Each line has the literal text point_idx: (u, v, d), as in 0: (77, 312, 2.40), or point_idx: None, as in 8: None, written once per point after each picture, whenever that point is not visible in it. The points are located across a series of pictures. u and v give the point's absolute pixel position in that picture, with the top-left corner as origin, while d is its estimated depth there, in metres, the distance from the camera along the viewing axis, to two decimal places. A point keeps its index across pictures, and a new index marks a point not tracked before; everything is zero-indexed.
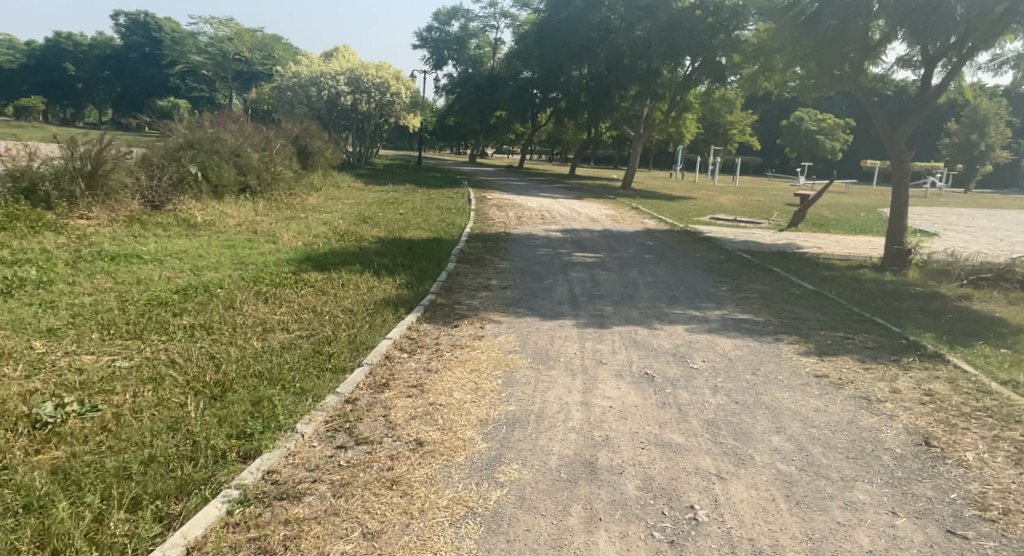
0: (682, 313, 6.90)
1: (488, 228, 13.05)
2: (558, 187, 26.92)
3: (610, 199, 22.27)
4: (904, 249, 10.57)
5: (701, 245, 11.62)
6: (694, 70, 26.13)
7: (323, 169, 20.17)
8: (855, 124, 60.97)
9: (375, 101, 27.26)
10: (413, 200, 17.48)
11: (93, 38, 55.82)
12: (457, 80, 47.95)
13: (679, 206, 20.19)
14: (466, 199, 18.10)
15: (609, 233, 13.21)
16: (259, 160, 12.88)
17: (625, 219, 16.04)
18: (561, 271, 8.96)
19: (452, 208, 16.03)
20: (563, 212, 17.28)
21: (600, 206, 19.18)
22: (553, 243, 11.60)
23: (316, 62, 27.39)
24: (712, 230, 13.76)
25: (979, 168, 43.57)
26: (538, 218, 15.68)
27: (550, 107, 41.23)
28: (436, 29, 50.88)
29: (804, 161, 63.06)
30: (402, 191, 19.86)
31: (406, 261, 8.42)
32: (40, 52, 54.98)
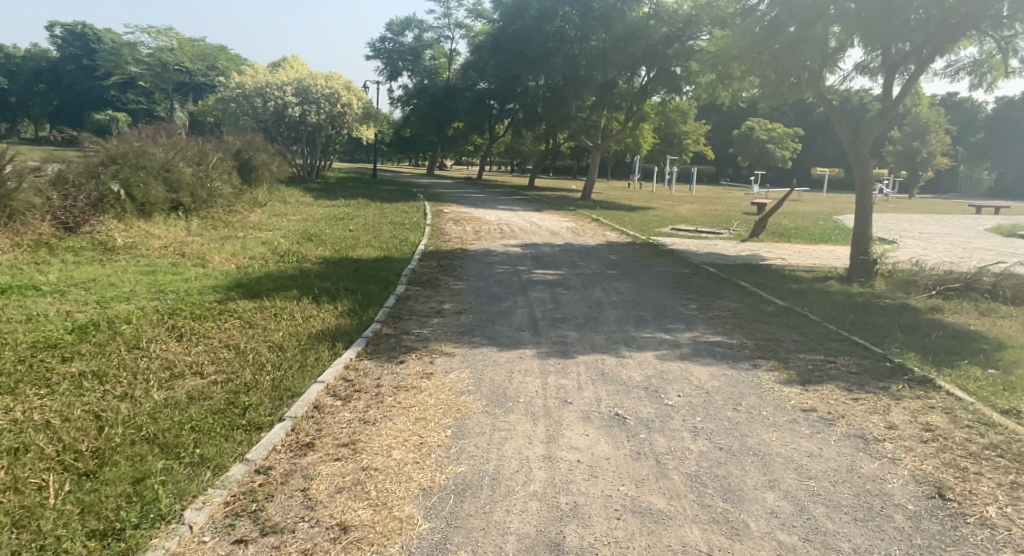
0: (652, 337, 6.36)
1: (443, 244, 12.40)
2: (516, 198, 26.45)
3: (570, 210, 21.84)
4: (871, 259, 10.00)
5: (666, 259, 11.18)
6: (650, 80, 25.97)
7: (267, 182, 19.39)
8: (803, 133, 62.34)
9: (325, 113, 26.43)
10: (364, 216, 16.80)
11: (28, 50, 53.60)
12: (412, 91, 47.32)
13: (639, 217, 19.83)
14: (420, 214, 17.49)
15: (571, 248, 12.68)
16: (191, 175, 12.53)
17: (585, 232, 15.56)
18: (520, 292, 8.36)
19: (406, 223, 15.33)
20: (522, 225, 16.74)
21: (560, 219, 18.71)
22: (511, 260, 11.01)
23: (261, 72, 26.50)
24: (675, 242, 13.34)
25: (921, 174, 44.65)
26: (496, 232, 15.09)
27: (506, 118, 40.90)
28: (389, 40, 50.23)
29: (756, 170, 64.14)
30: (353, 206, 19.21)
31: (350, 286, 7.75)
32: None
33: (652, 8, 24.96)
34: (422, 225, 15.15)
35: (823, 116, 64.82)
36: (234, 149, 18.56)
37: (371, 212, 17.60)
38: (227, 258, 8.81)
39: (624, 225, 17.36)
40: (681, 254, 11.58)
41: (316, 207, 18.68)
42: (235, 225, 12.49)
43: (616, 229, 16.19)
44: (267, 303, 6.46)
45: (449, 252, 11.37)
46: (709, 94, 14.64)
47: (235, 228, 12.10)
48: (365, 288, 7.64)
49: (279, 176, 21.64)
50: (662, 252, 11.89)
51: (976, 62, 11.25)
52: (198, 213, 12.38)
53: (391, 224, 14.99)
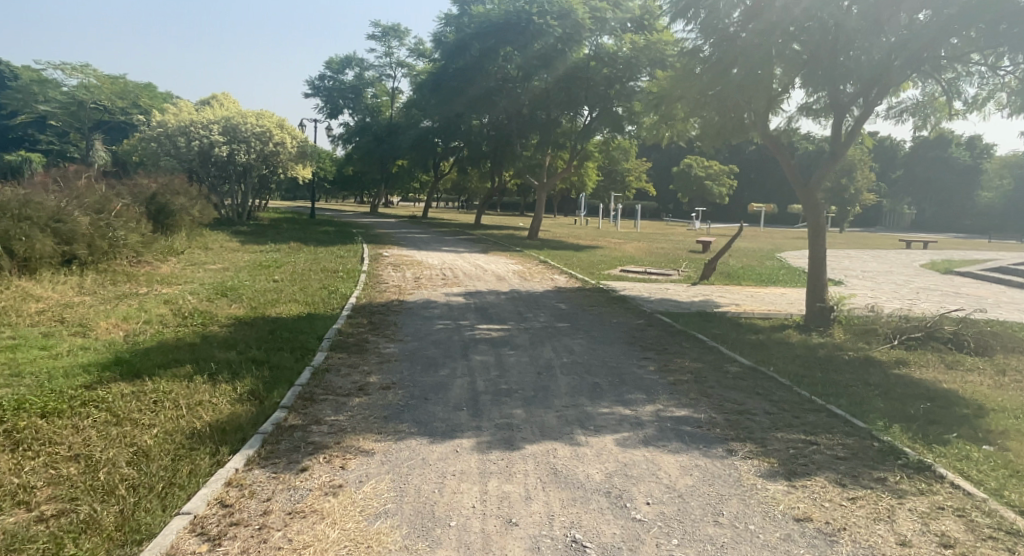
0: (610, 412, 5.48)
1: (376, 293, 11.38)
2: (460, 238, 25.63)
3: (514, 251, 21.09)
4: (828, 305, 8.95)
5: (618, 307, 10.42)
6: (591, 119, 25.70)
7: (185, 227, 18.27)
8: (739, 170, 63.96)
9: (256, 151, 25.27)
10: (294, 262, 15.81)
11: None
12: (352, 129, 46.37)
13: (586, 258, 19.16)
14: (356, 258, 16.54)
15: (516, 295, 11.82)
16: (90, 225, 12.01)
17: (531, 276, 14.74)
18: (459, 352, 7.40)
19: (340, 270, 14.32)
20: (465, 269, 15.81)
21: (505, 261, 17.86)
22: (451, 311, 10.05)
23: (187, 110, 25.34)
24: (626, 287, 12.63)
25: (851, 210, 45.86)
26: (437, 277, 14.13)
27: (449, 156, 40.34)
28: (329, 78, 49.25)
29: (697, 206, 65.27)
30: (283, 250, 18.24)
31: (259, 357, 6.88)
32: None
33: (592, 49, 24.73)
34: (356, 271, 14.20)
35: (758, 153, 66.57)
36: (144, 193, 17.49)
37: (301, 257, 16.61)
38: (117, 331, 7.88)
39: (571, 267, 16.62)
40: (632, 302, 10.87)
41: (242, 253, 17.61)
42: (138, 278, 12.01)
43: (563, 272, 15.43)
44: (148, 395, 5.61)
45: (382, 303, 10.33)
46: (653, 135, 14.17)
47: (134, 287, 11.28)
48: (276, 359, 6.77)
49: (202, 219, 20.40)
50: (612, 298, 11.14)
51: (919, 104, 10.90)
52: (96, 266, 11.93)
53: (322, 272, 14.02)
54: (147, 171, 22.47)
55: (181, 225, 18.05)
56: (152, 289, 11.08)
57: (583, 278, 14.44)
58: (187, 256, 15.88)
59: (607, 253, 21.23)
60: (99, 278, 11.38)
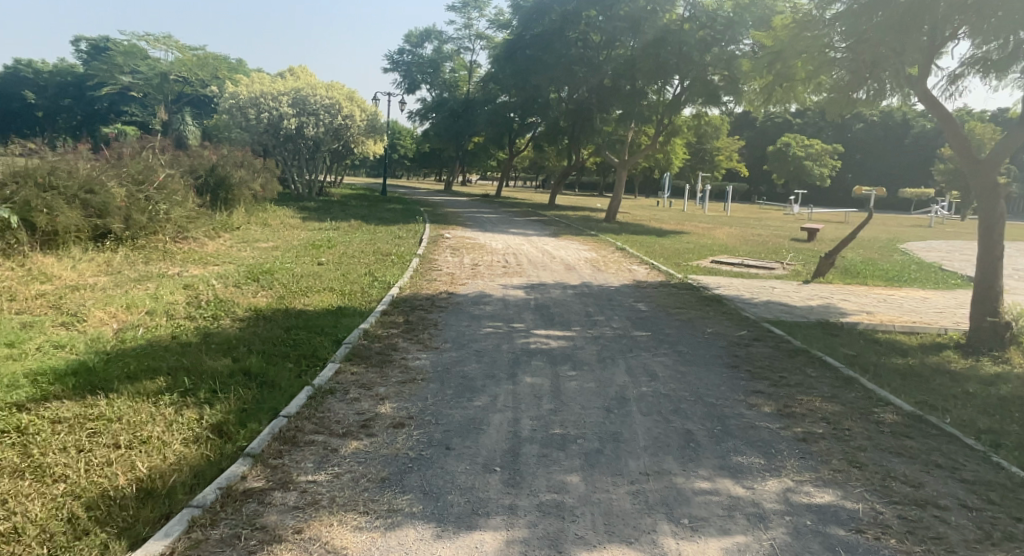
0: (711, 489, 3.76)
1: (425, 285, 9.92)
2: (534, 219, 24.03)
3: (591, 235, 19.30)
4: (1002, 323, 6.85)
5: (714, 311, 8.55)
6: (682, 92, 23.44)
7: (244, 199, 17.33)
8: (842, 150, 59.30)
9: (324, 125, 24.38)
10: (348, 243, 14.60)
11: (54, 64, 53.39)
12: (430, 105, 45.28)
13: (671, 245, 17.19)
14: (414, 241, 15.21)
15: (589, 291, 10.09)
16: (125, 196, 11.00)
17: (608, 266, 12.95)
18: (507, 372, 5.80)
19: (394, 253, 12.94)
20: (533, 256, 14.17)
21: (578, 247, 16.14)
22: (508, 310, 8.46)
23: (258, 80, 24.61)
24: (721, 284, 10.67)
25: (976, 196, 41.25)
26: (501, 265, 12.57)
27: (526, 133, 38.71)
28: (408, 52, 48.22)
29: (794, 188, 61.11)
30: (338, 229, 17.09)
31: (253, 367, 5.44)
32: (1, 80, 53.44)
33: (687, 10, 22.18)
34: (411, 255, 12.84)
35: (863, 131, 61.66)
36: (205, 164, 16.61)
37: (356, 238, 15.40)
38: (107, 325, 6.59)
39: (654, 255, 14.75)
40: (731, 304, 8.97)
41: (298, 231, 16.58)
42: (181, 257, 10.94)
43: (644, 262, 13.58)
44: (85, 425, 4.21)
45: (429, 298, 8.85)
46: (760, 101, 11.97)
47: (166, 267, 10.14)
48: (271, 373, 5.31)
49: (265, 194, 19.55)
50: (704, 300, 9.26)
51: None
52: (133, 242, 10.91)
53: (373, 256, 12.69)
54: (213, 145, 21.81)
55: (243, 199, 17.13)
56: (184, 270, 9.93)
57: (667, 270, 12.56)
58: (240, 234, 14.92)
59: (696, 239, 19.18)
60: (134, 257, 10.31)
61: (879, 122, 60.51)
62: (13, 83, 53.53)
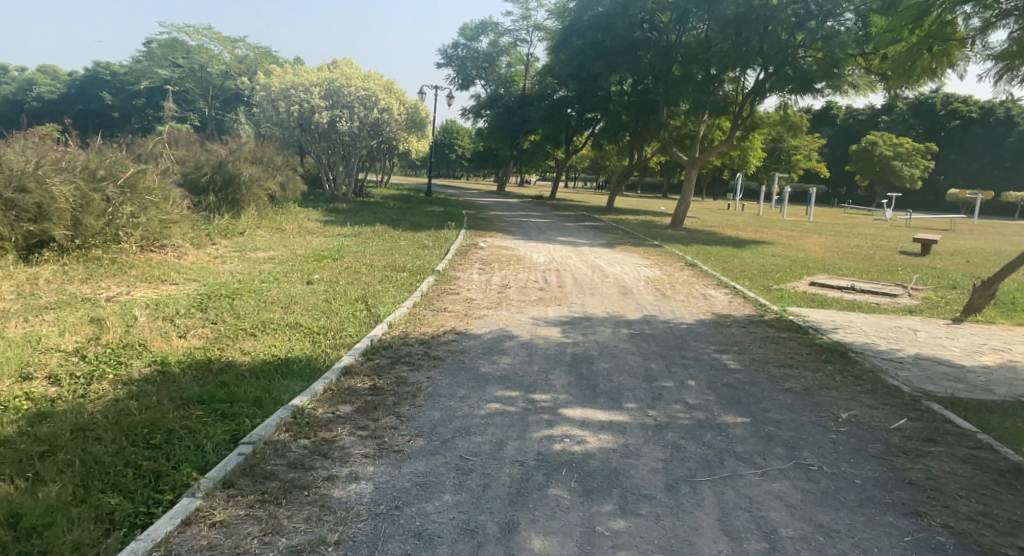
0: None
1: (429, 319, 7.51)
2: (588, 225, 21.44)
3: (654, 244, 16.68)
4: None
5: (834, 387, 5.87)
6: (764, 79, 20.45)
7: (256, 199, 15.24)
8: (935, 149, 54.39)
9: (359, 119, 22.60)
10: (360, 254, 12.29)
11: (128, 66, 54.23)
12: (484, 101, 43.20)
13: (753, 260, 14.42)
14: (438, 255, 12.85)
15: (649, 335, 7.54)
16: (72, 193, 8.83)
17: (673, 291, 10.33)
18: (500, 522, 3.29)
19: (408, 271, 10.52)
20: (580, 275, 11.66)
21: (636, 261, 13.57)
22: (532, 368, 5.99)
23: (290, 71, 22.92)
24: (829, 327, 7.96)
25: None
26: (539, 288, 10.12)
27: (585, 130, 36.13)
28: (463, 46, 46.13)
29: (878, 191, 56.44)
30: (354, 238, 14.84)
31: (37, 510, 3.02)
32: (80, 83, 54.48)
33: None
34: (426, 275, 10.47)
35: (959, 128, 56.61)
36: (211, 160, 14.58)
37: (371, 250, 13.11)
38: None
39: (733, 275, 12.04)
40: (857, 373, 6.27)
41: (310, 237, 14.39)
42: (137, 270, 8.77)
43: (721, 284, 10.95)
44: None
45: (424, 346, 6.39)
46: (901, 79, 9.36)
47: (106, 286, 7.93)
48: (55, 530, 2.88)
49: (283, 197, 17.50)
50: (812, 363, 6.59)
51: None
52: (82, 253, 8.78)
53: (382, 273, 10.29)
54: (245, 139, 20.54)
55: (255, 200, 15.05)
56: (124, 291, 7.67)
57: (750, 299, 9.87)
58: (239, 239, 12.80)
59: (780, 252, 16.32)
60: (73, 272, 8.17)
61: (977, 119, 55.40)
62: (90, 85, 54.20)
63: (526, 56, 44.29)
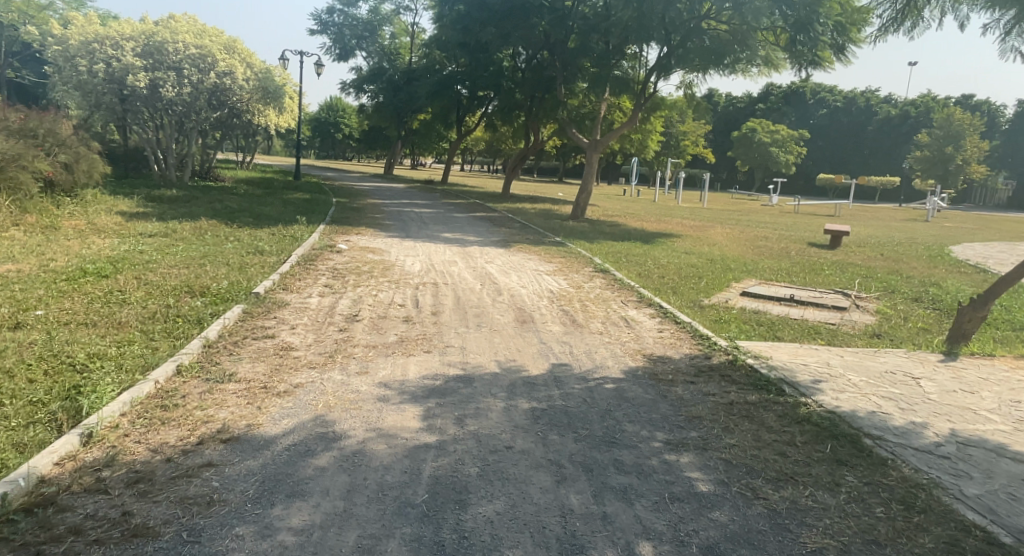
0: None
1: (186, 413, 4.52)
2: (476, 215, 18.77)
3: (553, 242, 14.22)
4: None
5: (887, 544, 3.28)
6: (663, 54, 18.54)
7: (12, 188, 12.39)
8: (808, 136, 55.75)
9: (191, 83, 19.59)
10: (147, 275, 8.99)
11: None
12: (365, 75, 39.37)
13: (670, 263, 12.28)
14: (266, 266, 9.77)
15: (562, 419, 4.81)
16: None
17: (583, 322, 7.73)
18: None
19: (199, 302, 7.58)
20: (461, 296, 8.88)
21: (533, 270, 10.95)
22: (347, 545, 3.12)
23: (98, 22, 19.90)
24: (813, 381, 5.66)
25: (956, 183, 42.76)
26: (404, 322, 7.31)
27: (477, 109, 33.31)
28: (339, 10, 41.35)
29: (758, 177, 57.38)
30: (156, 244, 11.41)
31: None
32: None
33: None
34: (228, 306, 7.36)
35: (827, 117, 58.45)
36: None
37: (170, 264, 9.80)
38: None
39: (655, 289, 9.80)
40: (901, 493, 3.72)
41: (90, 249, 10.85)
42: None
43: (644, 306, 8.52)
44: None
45: (135, 495, 3.48)
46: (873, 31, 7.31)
47: None
48: None
49: (64, 188, 14.67)
50: (821, 467, 4.03)
51: None
52: None
53: (158, 306, 7.29)
54: (33, 108, 16.25)
55: (11, 186, 12.30)
56: None
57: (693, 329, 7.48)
58: None
59: (692, 250, 14.45)
60: None
61: (842, 108, 57.38)
62: None
63: (411, 26, 40.74)
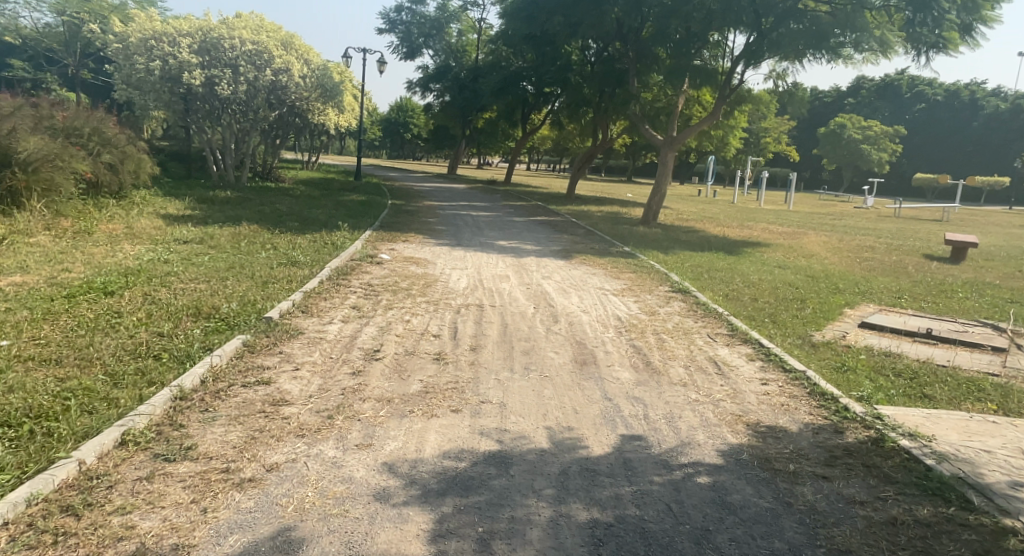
0: None
1: (96, 522, 3.17)
2: (539, 220, 17.32)
3: (622, 252, 12.60)
4: None
5: None
6: (750, 42, 16.61)
7: (50, 189, 11.55)
8: (904, 132, 51.66)
9: (247, 80, 18.91)
10: (157, 291, 7.87)
11: None
12: (431, 73, 38.47)
13: (761, 282, 10.48)
14: (294, 283, 8.57)
15: (636, 549, 3.28)
16: None
17: (659, 366, 6.15)
18: None
19: (199, 330, 6.36)
20: (511, 323, 7.43)
21: (599, 289, 9.39)
22: None
23: (158, 18, 19.44)
24: (1005, 482, 3.92)
25: None
26: (438, 361, 5.93)
27: (545, 107, 31.85)
28: (406, 9, 40.77)
29: (845, 176, 53.68)
30: (185, 252, 10.40)
31: None
32: None
33: None
34: (228, 339, 6.09)
35: (925, 112, 54.15)
36: None
37: (189, 277, 8.68)
38: None
39: (748, 317, 8.09)
40: None
41: (114, 256, 9.91)
42: None
43: (736, 343, 6.85)
44: None
45: None
46: None
47: None
48: None
49: (108, 188, 13.91)
50: None
51: None
52: None
53: (148, 335, 6.10)
54: (85, 107, 15.79)
55: (47, 187, 11.50)
56: None
57: (805, 380, 5.78)
58: None
59: (785, 263, 12.53)
60: None
61: (942, 102, 53.01)
62: None
63: (479, 21, 39.52)
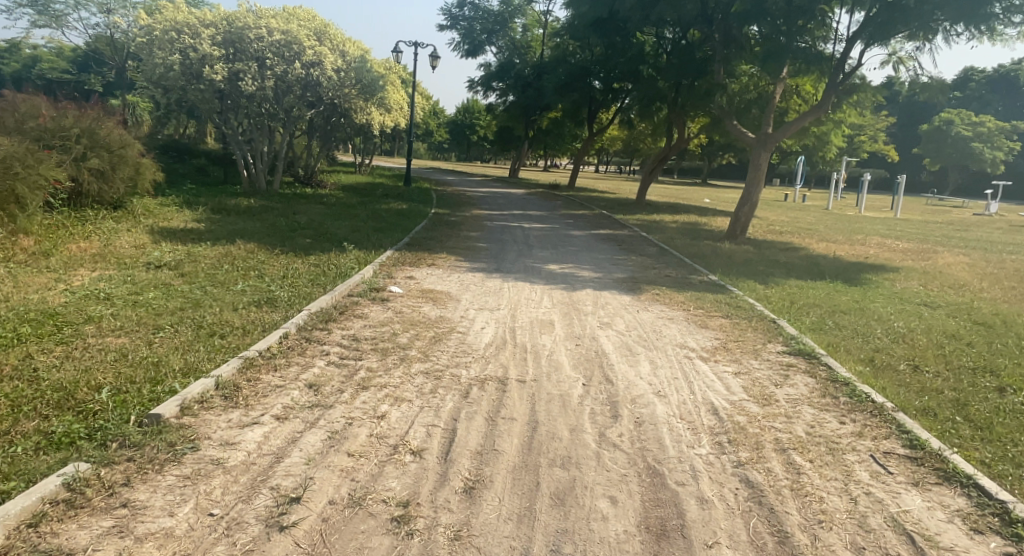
0: None
1: None
2: (603, 233, 14.56)
3: (709, 282, 9.68)
4: None
5: None
6: (870, 15, 13.30)
7: (6, 200, 9.57)
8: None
9: (274, 75, 16.90)
10: (48, 351, 5.57)
11: None
12: (493, 71, 36.03)
13: (912, 335, 7.42)
14: (248, 339, 6.13)
15: None
16: None
17: (801, 549, 3.33)
18: None
19: (33, 440, 3.93)
20: (543, 421, 4.73)
21: (681, 349, 6.56)
22: None
23: (184, 7, 17.64)
24: None
25: None
26: (394, 532, 3.30)
27: (614, 104, 28.93)
28: (469, 5, 38.37)
29: (952, 177, 48.18)
30: (144, 284, 8.17)
31: None
32: None
33: None
34: (52, 469, 3.59)
35: None
36: None
37: (109, 328, 6.30)
38: None
39: (925, 412, 5.12)
40: None
41: (51, 288, 7.78)
42: None
43: (929, 484, 3.95)
44: None
45: None
46: None
47: None
48: None
49: (95, 197, 11.97)
50: None
51: None
52: None
53: None
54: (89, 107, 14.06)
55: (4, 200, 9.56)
56: None
57: None
58: None
59: (933, 300, 9.31)
60: None
61: None
62: None
63: (544, 14, 36.73)
